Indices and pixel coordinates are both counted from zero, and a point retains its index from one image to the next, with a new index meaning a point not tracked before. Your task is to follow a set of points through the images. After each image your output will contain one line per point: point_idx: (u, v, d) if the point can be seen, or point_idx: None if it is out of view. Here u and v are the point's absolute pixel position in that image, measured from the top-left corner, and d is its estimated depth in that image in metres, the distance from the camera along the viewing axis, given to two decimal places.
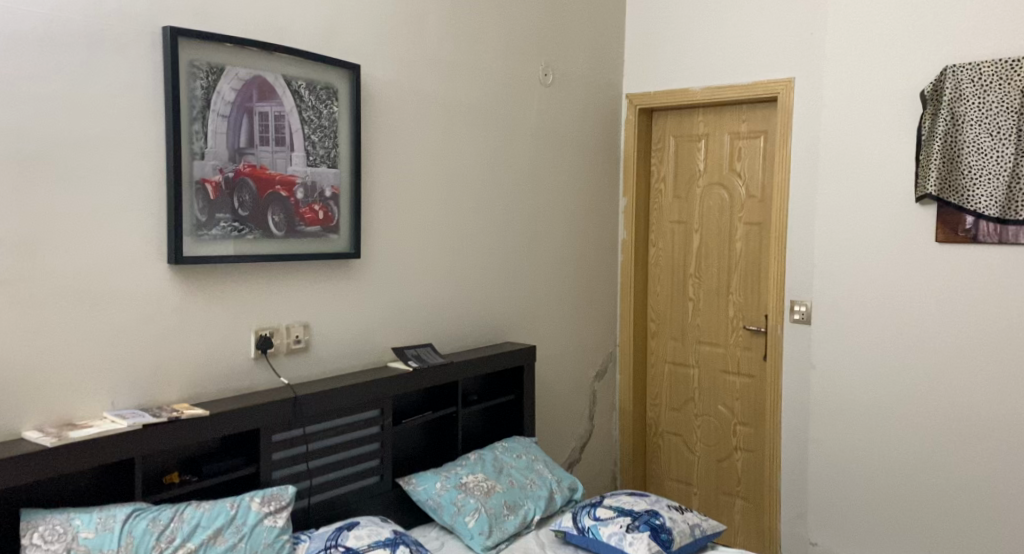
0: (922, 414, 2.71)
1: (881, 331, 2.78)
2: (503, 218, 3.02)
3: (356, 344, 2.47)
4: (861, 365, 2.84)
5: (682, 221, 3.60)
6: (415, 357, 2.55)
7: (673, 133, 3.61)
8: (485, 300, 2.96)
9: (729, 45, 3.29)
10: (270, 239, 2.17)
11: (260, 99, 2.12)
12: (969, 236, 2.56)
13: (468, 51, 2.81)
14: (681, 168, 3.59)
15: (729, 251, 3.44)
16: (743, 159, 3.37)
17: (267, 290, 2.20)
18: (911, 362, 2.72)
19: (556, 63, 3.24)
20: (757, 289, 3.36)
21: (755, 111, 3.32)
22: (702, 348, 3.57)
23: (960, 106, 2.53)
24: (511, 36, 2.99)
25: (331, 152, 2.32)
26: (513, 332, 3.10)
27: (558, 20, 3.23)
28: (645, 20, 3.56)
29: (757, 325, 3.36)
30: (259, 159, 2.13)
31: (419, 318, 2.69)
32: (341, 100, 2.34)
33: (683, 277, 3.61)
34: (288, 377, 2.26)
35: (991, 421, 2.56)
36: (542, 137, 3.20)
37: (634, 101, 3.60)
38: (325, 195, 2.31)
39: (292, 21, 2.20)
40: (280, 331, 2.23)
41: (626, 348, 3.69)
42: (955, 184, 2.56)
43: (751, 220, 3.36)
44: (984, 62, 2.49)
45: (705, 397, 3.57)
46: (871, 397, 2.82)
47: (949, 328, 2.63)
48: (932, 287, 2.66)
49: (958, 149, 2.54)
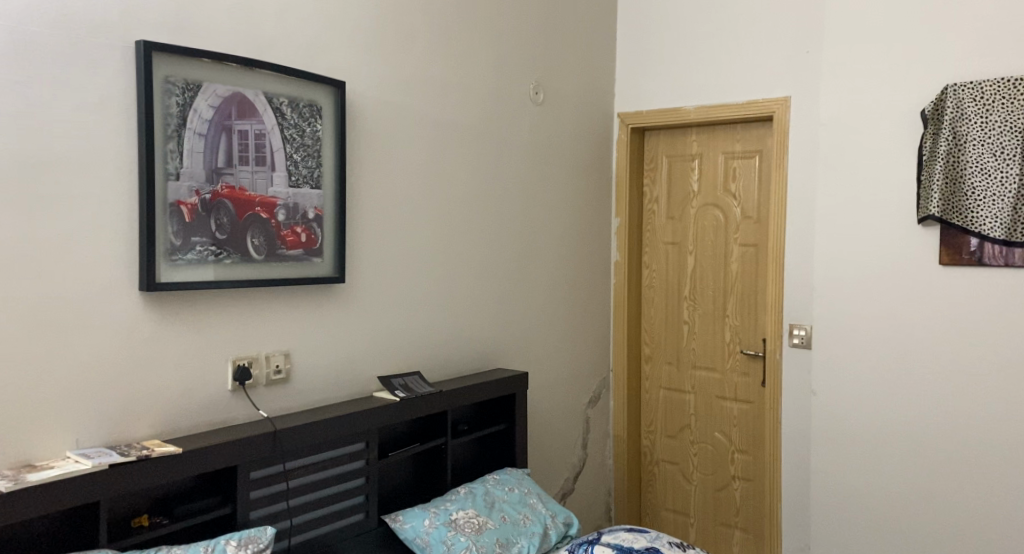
0: (928, 441, 2.62)
1: (884, 356, 2.70)
2: (493, 241, 2.92)
3: (340, 373, 2.35)
4: (864, 391, 2.75)
5: (676, 243, 3.52)
6: (402, 386, 2.43)
7: (666, 153, 3.53)
8: (475, 325, 2.85)
9: (723, 64, 3.23)
10: (249, 263, 2.06)
11: (239, 116, 2.02)
12: (974, 258, 2.49)
13: (458, 69, 2.73)
14: (674, 189, 3.52)
15: (724, 273, 3.36)
16: (739, 179, 3.30)
17: (246, 317, 2.08)
18: (915, 388, 2.64)
19: (548, 81, 3.17)
20: (754, 312, 3.27)
21: (750, 131, 3.26)
22: (697, 373, 3.47)
23: (961, 125, 2.48)
24: (501, 53, 2.92)
25: (314, 172, 2.21)
26: (504, 359, 2.99)
27: (549, 38, 3.16)
28: (637, 38, 3.50)
29: (755, 350, 3.27)
30: (238, 180, 2.02)
31: (407, 345, 2.58)
32: (325, 118, 2.24)
33: (678, 300, 3.52)
34: (268, 410, 2.14)
35: (1001, 449, 2.48)
36: (533, 156, 3.11)
37: (626, 120, 3.53)
38: (309, 217, 2.21)
39: (274, 36, 2.10)
40: (259, 361, 2.11)
41: (620, 373, 3.59)
42: (958, 205, 2.50)
43: (747, 242, 3.29)
44: (986, 81, 2.45)
45: (701, 423, 3.47)
46: (874, 425, 2.73)
47: (955, 354, 2.55)
48: (937, 310, 2.58)
49: (961, 169, 2.49)
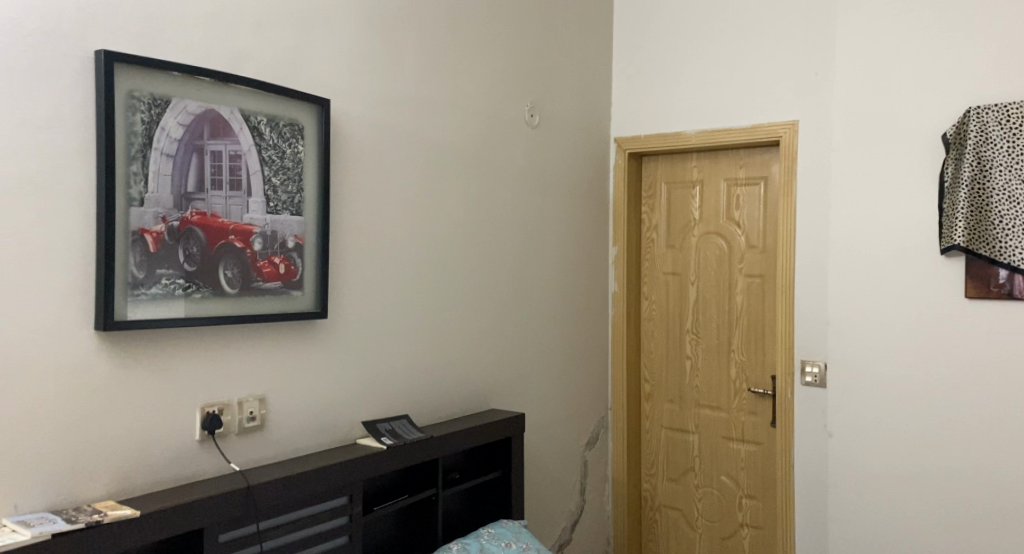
0: (960, 483, 2.49)
1: (909, 393, 2.59)
2: (486, 272, 2.73)
3: (322, 419, 2.13)
4: (892, 430, 2.63)
5: (677, 273, 3.36)
6: (389, 433, 2.22)
7: (665, 179, 3.38)
8: (468, 364, 2.65)
9: (727, 86, 3.10)
10: (222, 298, 1.86)
11: (212, 136, 1.82)
12: (1003, 291, 2.40)
13: (449, 89, 2.56)
14: (674, 217, 3.36)
15: (729, 306, 3.20)
16: (742, 207, 3.16)
17: (218, 358, 1.87)
18: (942, 426, 2.53)
19: (543, 102, 3.01)
20: (761, 347, 3.11)
21: (753, 156, 3.12)
22: (701, 412, 3.29)
23: (985, 149, 2.41)
24: (495, 73, 2.76)
25: (295, 197, 2.02)
26: (499, 399, 2.79)
27: (544, 59, 3.01)
28: (634, 60, 3.37)
29: (763, 388, 3.10)
30: (210, 206, 1.82)
31: (395, 386, 2.37)
32: (307, 139, 2.05)
33: (680, 334, 3.35)
34: (240, 462, 1.91)
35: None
36: (529, 181, 2.94)
37: (623, 145, 3.38)
38: (288, 246, 2.01)
39: (252, 49, 1.92)
40: (230, 407, 1.89)
41: (619, 411, 3.40)
42: (984, 234, 2.41)
43: (753, 272, 3.13)
44: (1010, 103, 2.38)
45: (707, 466, 3.28)
46: (898, 466, 2.62)
47: (985, 391, 2.45)
48: (965, 344, 2.49)
49: (987, 196, 2.40)
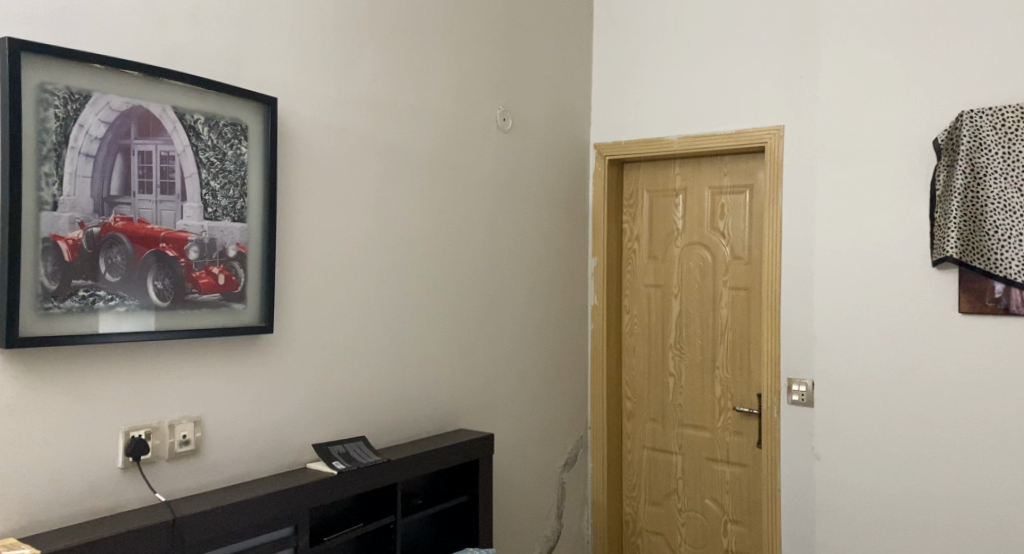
0: (956, 509, 2.35)
1: (902, 414, 2.44)
2: (454, 285, 2.59)
3: (266, 442, 1.98)
4: (884, 452, 2.48)
5: (659, 285, 3.21)
6: (341, 456, 2.06)
7: (646, 187, 3.25)
8: (433, 382, 2.50)
9: (710, 90, 2.96)
10: (152, 312, 1.70)
11: (141, 135, 1.67)
12: (999, 305, 2.26)
13: (412, 91, 2.42)
14: (656, 227, 3.22)
15: (713, 320, 3.05)
16: (726, 216, 3.02)
17: (145, 377, 1.71)
18: (936, 449, 2.38)
19: (516, 106, 2.87)
20: (746, 364, 2.96)
21: (737, 163, 2.98)
22: (685, 432, 3.13)
23: (979, 156, 2.28)
24: (464, 74, 2.63)
25: (237, 202, 1.87)
26: (468, 419, 2.64)
27: (518, 61, 2.88)
28: (613, 64, 3.24)
29: (749, 407, 2.95)
30: (138, 211, 1.67)
31: (351, 406, 2.22)
32: (251, 140, 1.90)
33: (662, 350, 3.20)
34: (171, 491, 1.75)
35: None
36: (501, 189, 2.80)
37: (603, 151, 3.25)
38: (228, 255, 1.86)
39: (187, 42, 1.77)
40: (160, 430, 1.73)
41: (598, 431, 3.25)
42: (978, 246, 2.27)
43: (738, 285, 2.99)
44: (1006, 106, 2.25)
45: (690, 488, 3.12)
46: (890, 491, 2.47)
47: (981, 412, 2.30)
48: (959, 362, 2.34)
49: (981, 205, 2.27)
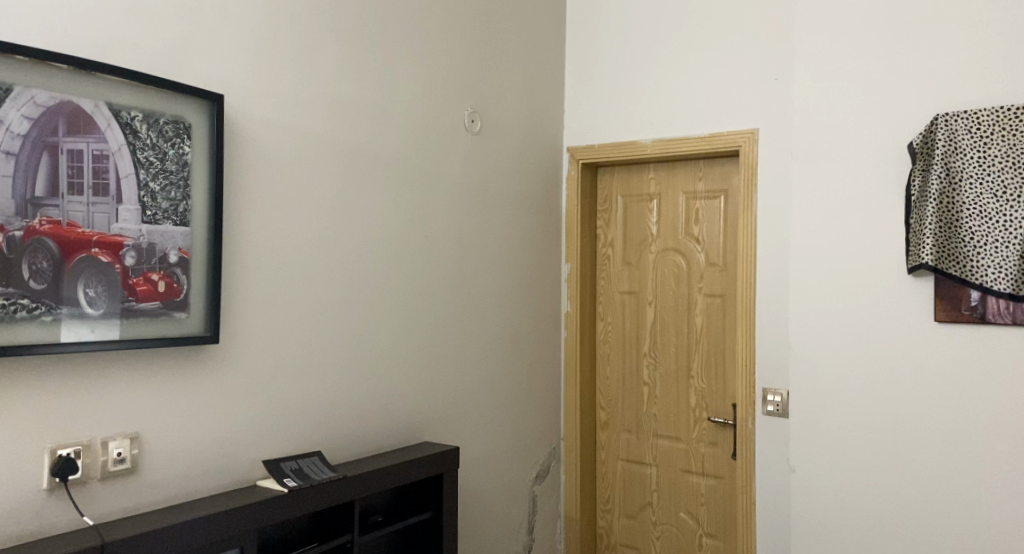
0: (935, 524, 2.27)
1: (880, 425, 2.37)
2: (419, 292, 2.49)
3: (211, 459, 1.86)
4: (861, 466, 2.40)
5: (634, 292, 3.13)
6: (294, 473, 1.95)
7: (621, 192, 3.17)
8: (396, 394, 2.40)
9: (684, 93, 2.89)
10: (83, 322, 1.59)
11: (70, 132, 1.57)
12: (976, 314, 2.20)
13: (374, 90, 2.33)
14: (631, 233, 3.14)
15: (688, 328, 2.97)
16: (701, 222, 2.94)
17: (76, 391, 1.60)
18: (914, 461, 2.31)
19: (485, 107, 2.79)
20: (721, 374, 2.88)
21: (713, 168, 2.91)
22: (660, 443, 3.05)
23: (955, 160, 2.22)
24: (431, 73, 2.54)
25: (179, 205, 1.77)
26: (433, 432, 2.53)
27: (488, 61, 2.80)
28: (587, 65, 3.16)
29: (724, 417, 2.87)
30: (67, 214, 1.56)
31: (306, 420, 2.11)
32: (195, 139, 1.80)
33: (636, 359, 3.12)
34: (103, 513, 1.64)
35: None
36: (470, 192, 2.71)
37: (576, 155, 3.17)
38: (170, 261, 1.75)
39: (123, 35, 1.67)
40: (91, 448, 1.62)
41: (572, 442, 3.16)
42: (954, 253, 2.22)
43: (713, 292, 2.91)
44: (981, 110, 2.20)
45: (665, 502, 3.04)
46: (867, 505, 2.39)
47: (960, 423, 2.23)
48: (937, 372, 2.27)
49: (957, 210, 2.22)
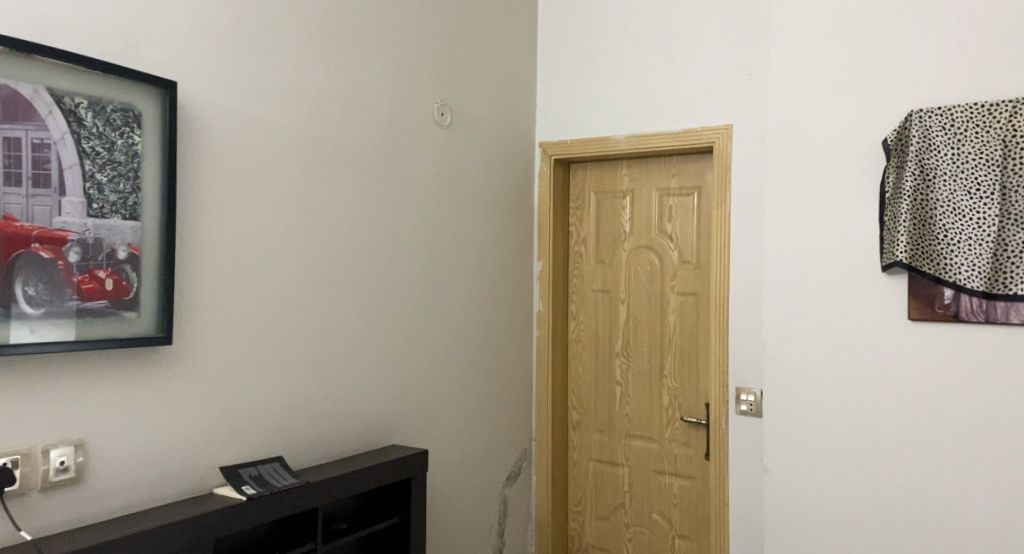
0: (907, 524, 2.26)
1: (854, 424, 2.35)
2: (387, 291, 2.41)
3: (164, 467, 1.77)
4: (835, 465, 2.38)
5: (606, 290, 3.08)
6: (252, 480, 1.85)
7: (594, 188, 3.12)
8: (363, 396, 2.32)
9: (658, 89, 2.85)
10: (22, 322, 1.48)
11: (7, 118, 1.46)
12: (948, 312, 2.19)
13: (339, 80, 2.24)
14: (604, 230, 3.09)
15: (661, 327, 2.93)
16: (675, 219, 2.90)
17: (14, 397, 1.50)
18: (887, 461, 2.29)
19: (455, 100, 2.71)
20: (694, 373, 2.84)
21: (686, 164, 2.87)
22: (632, 443, 3.01)
23: (929, 156, 2.20)
24: (399, 65, 2.45)
25: (128, 198, 1.66)
26: (401, 435, 2.46)
27: (458, 53, 2.72)
28: (560, 60, 3.10)
29: (697, 417, 2.84)
30: (3, 206, 1.45)
31: (266, 425, 2.02)
32: (146, 129, 1.70)
33: (609, 358, 3.07)
34: (44, 526, 1.54)
35: (1002, 533, 2.12)
36: (439, 187, 2.63)
37: (548, 151, 3.11)
38: (118, 258, 1.65)
39: (66, 17, 1.56)
40: (31, 457, 1.51)
41: (544, 443, 3.10)
42: (928, 250, 2.20)
43: (686, 290, 2.87)
44: (955, 107, 2.18)
45: (637, 503, 2.99)
46: (840, 505, 2.37)
47: (933, 422, 2.22)
48: (911, 371, 2.26)
49: (930, 207, 2.20)
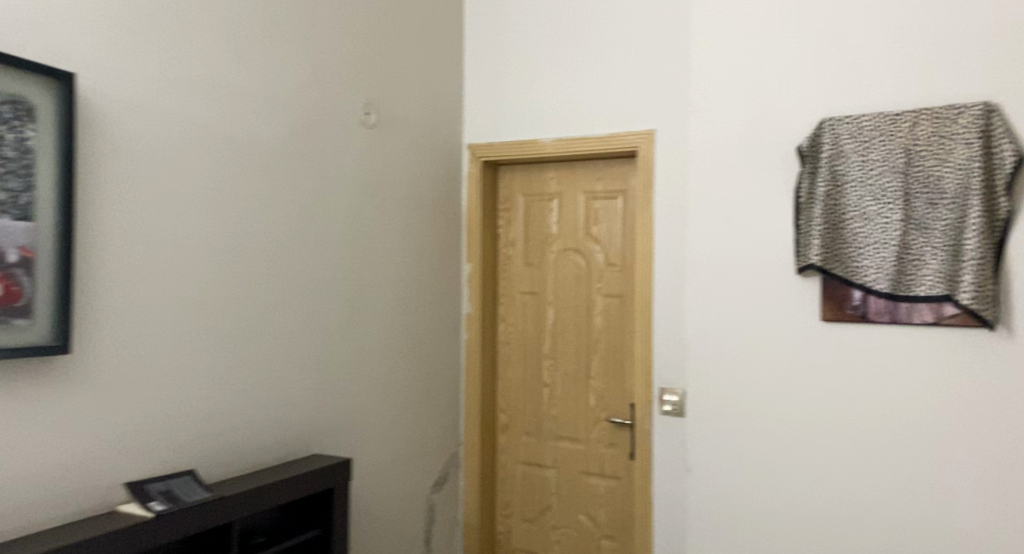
0: (821, 517, 2.34)
1: (772, 422, 2.42)
2: (308, 294, 2.34)
3: (61, 484, 1.66)
4: (754, 462, 2.45)
5: (534, 292, 3.08)
6: (162, 496, 1.75)
7: (522, 191, 3.12)
8: (283, 403, 2.25)
9: (584, 92, 2.87)
10: None
11: None
12: (857, 313, 2.28)
13: (256, 77, 2.16)
14: (532, 232, 3.09)
15: (587, 329, 2.95)
16: (601, 221, 2.93)
17: None
18: (802, 457, 2.37)
19: (380, 99, 2.65)
20: (620, 374, 2.88)
21: (612, 167, 2.90)
22: (559, 445, 3.01)
23: (840, 163, 2.29)
24: (320, 62, 2.39)
25: (20, 197, 1.55)
26: (324, 442, 2.39)
27: (383, 52, 2.67)
28: (487, 61, 3.09)
29: (622, 417, 2.87)
30: None
31: (176, 436, 1.92)
32: (40, 123, 1.59)
33: (537, 360, 3.07)
34: None
35: (907, 524, 2.23)
36: (362, 188, 2.57)
37: (476, 152, 3.09)
38: (8, 261, 1.53)
39: None
40: None
41: (472, 447, 3.08)
42: (839, 253, 2.29)
43: (612, 292, 2.90)
44: (864, 115, 2.27)
45: (564, 504, 3.00)
46: (759, 501, 2.44)
47: (845, 418, 2.31)
48: (824, 370, 2.34)
49: (841, 212, 2.29)
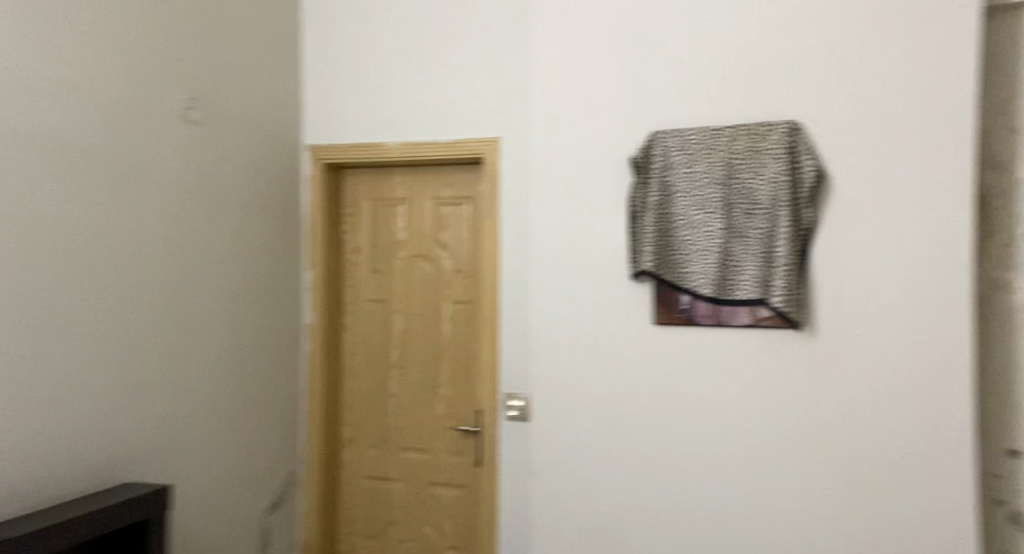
0: (653, 513, 2.44)
1: (609, 422, 2.50)
2: (123, 305, 2.14)
3: None
4: (592, 462, 2.52)
5: (380, 300, 3.00)
6: None
7: (366, 195, 3.03)
8: (94, 425, 2.03)
9: (431, 96, 2.84)
10: None
11: None
12: (686, 316, 2.40)
13: (59, 63, 1.94)
14: (377, 239, 3.01)
15: (434, 336, 2.91)
16: (447, 228, 2.90)
17: None
18: (635, 455, 2.47)
19: (207, 95, 2.48)
20: (467, 381, 2.87)
21: (457, 174, 2.89)
22: (406, 456, 2.95)
23: (670, 174, 2.40)
24: (138, 51, 2.20)
25: None
26: (142, 468, 2.21)
27: (213, 45, 2.51)
28: (329, 59, 2.98)
29: (468, 424, 2.85)
30: None
31: None
32: None
33: (383, 369, 3.00)
34: None
35: (728, 515, 2.36)
36: (190, 190, 2.40)
37: (318, 154, 2.98)
38: None
39: None
40: None
41: (313, 462, 2.96)
42: (669, 260, 2.40)
43: (459, 299, 2.88)
44: (691, 129, 2.39)
45: (409, 516, 2.94)
46: (597, 499, 2.52)
47: (675, 416, 2.42)
48: (657, 370, 2.45)
49: (671, 221, 2.40)
